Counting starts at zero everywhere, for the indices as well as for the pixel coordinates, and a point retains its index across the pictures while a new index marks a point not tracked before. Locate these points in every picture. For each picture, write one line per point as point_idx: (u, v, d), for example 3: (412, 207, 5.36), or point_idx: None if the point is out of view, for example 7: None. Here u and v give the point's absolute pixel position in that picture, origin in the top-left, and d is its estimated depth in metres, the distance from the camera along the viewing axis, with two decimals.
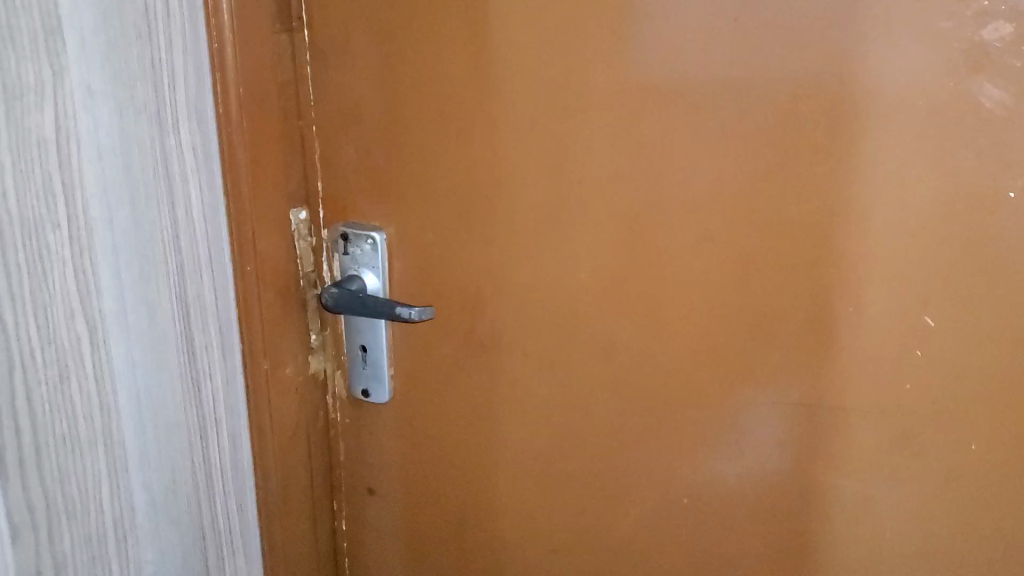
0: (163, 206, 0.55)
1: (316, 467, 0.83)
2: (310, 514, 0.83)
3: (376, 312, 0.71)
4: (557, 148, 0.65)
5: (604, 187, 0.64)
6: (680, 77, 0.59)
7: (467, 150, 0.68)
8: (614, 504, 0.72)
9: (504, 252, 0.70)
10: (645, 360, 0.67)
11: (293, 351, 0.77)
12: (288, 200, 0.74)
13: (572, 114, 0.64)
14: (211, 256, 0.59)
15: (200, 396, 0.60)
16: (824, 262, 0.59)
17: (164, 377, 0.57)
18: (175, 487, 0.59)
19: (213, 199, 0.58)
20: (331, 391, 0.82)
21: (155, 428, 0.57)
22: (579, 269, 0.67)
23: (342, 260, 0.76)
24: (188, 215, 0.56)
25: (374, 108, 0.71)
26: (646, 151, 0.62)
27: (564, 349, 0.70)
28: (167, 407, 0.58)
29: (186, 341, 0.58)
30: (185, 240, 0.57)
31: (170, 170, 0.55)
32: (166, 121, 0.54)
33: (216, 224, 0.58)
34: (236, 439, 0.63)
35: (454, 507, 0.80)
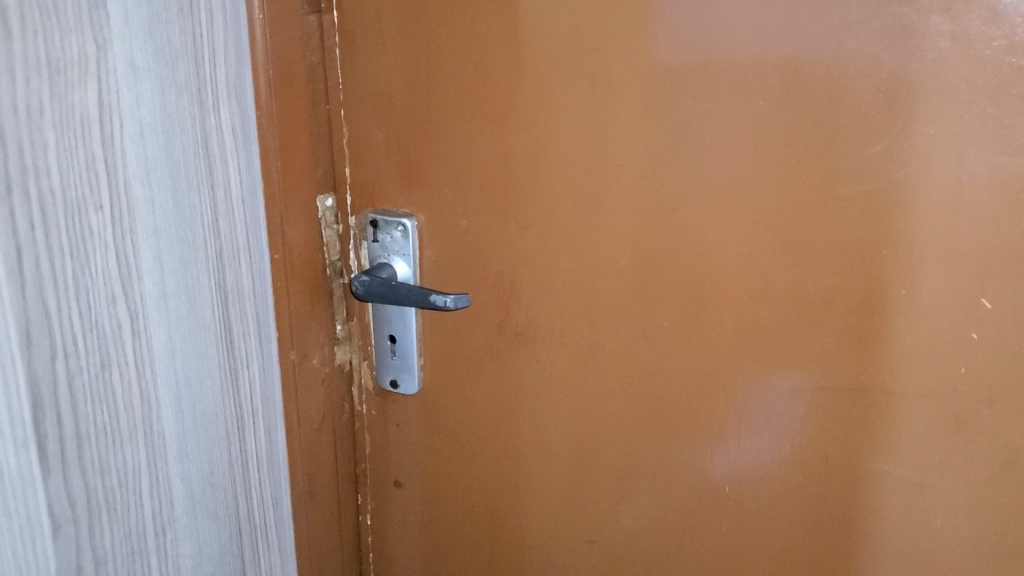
0: (203, 189, 0.53)
1: (342, 461, 0.82)
2: (336, 509, 0.81)
3: (408, 301, 0.70)
4: (595, 131, 0.64)
5: (644, 171, 0.63)
6: (726, 57, 0.58)
7: (502, 135, 0.67)
8: (650, 494, 0.71)
9: (539, 239, 0.68)
10: (685, 348, 0.66)
11: (319, 342, 0.76)
12: (316, 186, 0.73)
13: (612, 97, 0.62)
14: (249, 241, 0.57)
15: (239, 386, 0.59)
16: (877, 246, 0.57)
17: (203, 366, 0.56)
18: (212, 480, 0.58)
19: (252, 182, 0.56)
20: (357, 383, 0.81)
21: (194, 419, 0.56)
22: (617, 255, 0.66)
23: (371, 247, 0.75)
24: (227, 199, 0.55)
25: (404, 93, 0.70)
26: (690, 134, 0.61)
27: (600, 338, 0.69)
28: (205, 397, 0.56)
29: (225, 329, 0.57)
30: (224, 224, 0.55)
31: (211, 152, 0.53)
32: (207, 101, 0.53)
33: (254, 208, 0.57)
34: (273, 431, 0.62)
35: (486, 499, 0.79)
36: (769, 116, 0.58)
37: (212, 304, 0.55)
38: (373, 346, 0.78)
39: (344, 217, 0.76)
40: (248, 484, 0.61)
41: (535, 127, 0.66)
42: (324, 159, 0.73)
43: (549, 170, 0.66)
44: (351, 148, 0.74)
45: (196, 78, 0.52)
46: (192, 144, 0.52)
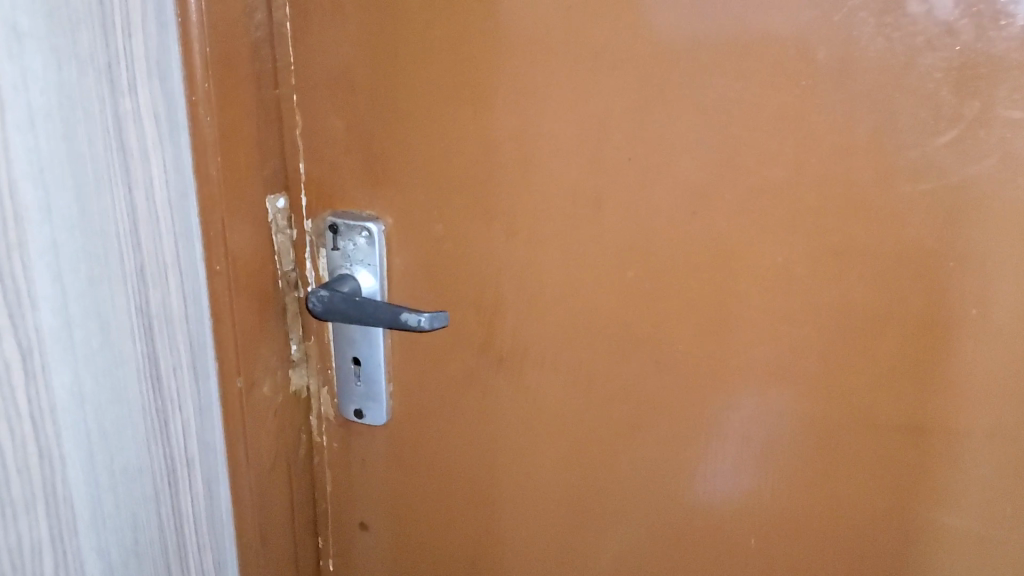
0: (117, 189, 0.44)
1: (299, 501, 0.71)
2: (292, 556, 0.72)
3: (376, 321, 0.59)
4: (596, 120, 0.54)
5: (655, 167, 0.53)
6: (757, 28, 0.48)
7: (483, 125, 0.57)
8: (661, 538, 0.63)
9: (528, 247, 0.58)
10: (701, 372, 0.57)
11: (270, 367, 0.66)
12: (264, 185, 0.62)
13: (617, 79, 0.52)
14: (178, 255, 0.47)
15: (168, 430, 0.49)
16: (940, 258, 0.48)
17: (121, 409, 0.46)
18: (134, 544, 0.48)
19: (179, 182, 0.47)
20: (315, 411, 0.70)
21: (112, 474, 0.46)
22: (621, 266, 0.56)
23: (330, 256, 0.64)
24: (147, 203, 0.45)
25: (367, 75, 0.59)
26: (711, 122, 0.51)
27: (601, 362, 0.59)
28: (126, 446, 0.46)
29: (148, 362, 0.47)
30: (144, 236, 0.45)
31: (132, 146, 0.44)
32: (119, 81, 0.43)
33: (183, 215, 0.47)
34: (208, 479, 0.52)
35: (468, 545, 0.69)
36: (809, 101, 0.48)
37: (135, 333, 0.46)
38: (333, 370, 0.68)
39: (298, 220, 0.65)
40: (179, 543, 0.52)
41: (523, 114, 0.55)
42: (273, 153, 0.63)
43: (539, 165, 0.56)
44: (305, 140, 0.63)
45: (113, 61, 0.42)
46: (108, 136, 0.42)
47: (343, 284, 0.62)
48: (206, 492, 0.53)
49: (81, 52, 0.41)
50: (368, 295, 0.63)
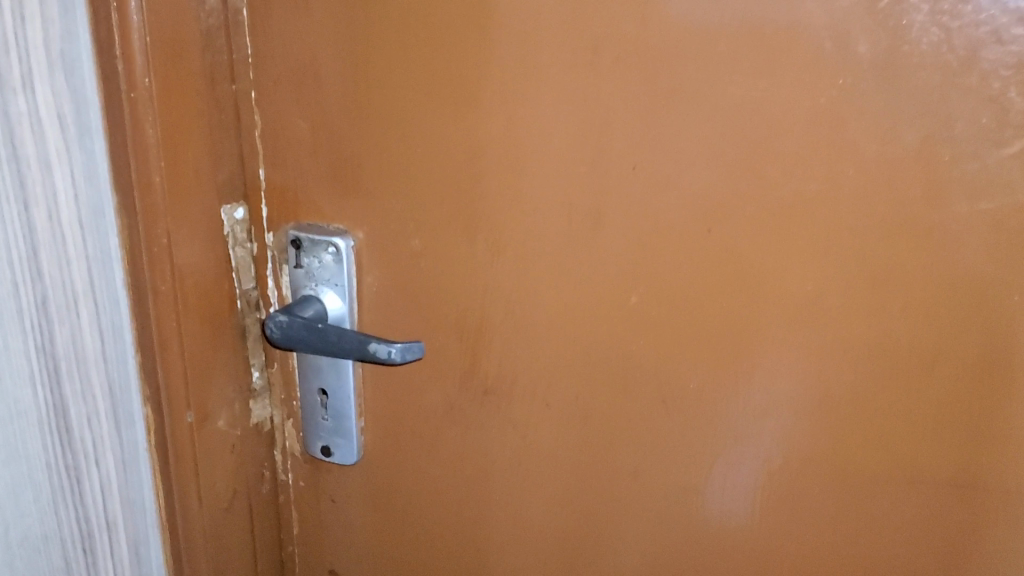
0: (14, 221, 0.45)
1: (263, 544, 0.64)
2: None
3: (341, 350, 0.51)
4: (595, 124, 0.46)
5: (665, 177, 0.46)
6: (791, 15, 0.40)
7: (465, 128, 0.49)
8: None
9: (517, 268, 0.51)
10: (716, 413, 0.49)
11: (226, 397, 0.59)
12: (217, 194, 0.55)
13: (621, 75, 0.44)
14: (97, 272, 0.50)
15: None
16: (1002, 293, 0.41)
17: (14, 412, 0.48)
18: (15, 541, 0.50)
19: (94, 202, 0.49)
20: (280, 445, 0.63)
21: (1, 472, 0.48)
22: (624, 291, 0.49)
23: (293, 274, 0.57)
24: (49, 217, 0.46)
25: (332, 70, 0.51)
26: (732, 126, 0.43)
27: (600, 399, 0.52)
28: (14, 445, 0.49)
29: (50, 370, 0.49)
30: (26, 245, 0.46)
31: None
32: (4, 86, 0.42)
33: (95, 233, 0.49)
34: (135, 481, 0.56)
35: None
36: (848, 104, 0.41)
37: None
38: (297, 401, 0.61)
39: (259, 231, 0.58)
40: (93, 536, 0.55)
41: (511, 116, 0.48)
42: (229, 157, 0.55)
43: (530, 174, 0.49)
44: (266, 141, 0.55)
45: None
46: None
47: (306, 306, 0.54)
48: (133, 491, 0.56)
49: None
50: (335, 318, 0.56)
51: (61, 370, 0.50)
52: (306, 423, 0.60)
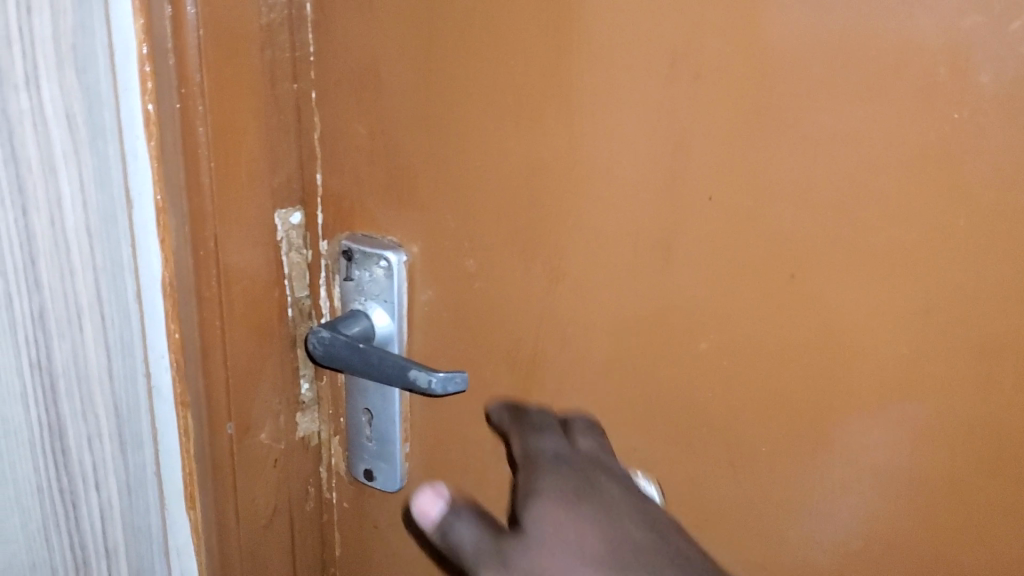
0: (40, 227, 0.40)
1: (304, 563, 0.62)
2: None
3: (382, 375, 0.48)
4: (671, 148, 0.41)
5: (748, 213, 0.40)
6: (914, 38, 0.34)
7: (531, 146, 0.44)
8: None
9: (578, 299, 0.46)
10: (789, 476, 0.44)
11: (272, 409, 0.56)
12: (273, 198, 0.51)
13: (709, 95, 0.39)
14: (76, 271, 0.42)
15: (106, 508, 0.48)
16: None
17: (28, 439, 0.43)
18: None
19: (85, 192, 0.42)
20: (326, 462, 0.60)
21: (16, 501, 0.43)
22: (693, 336, 0.44)
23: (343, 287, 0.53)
24: (52, 215, 0.40)
25: (394, 74, 0.47)
26: (829, 161, 0.38)
27: (660, 448, 0.47)
28: (27, 474, 0.43)
29: (57, 395, 0.43)
30: (48, 254, 0.41)
31: (60, 197, 0.40)
32: (35, 71, 0.38)
33: (78, 230, 0.42)
34: (129, 511, 0.50)
35: None
36: (965, 144, 0.35)
37: (81, 400, 0.44)
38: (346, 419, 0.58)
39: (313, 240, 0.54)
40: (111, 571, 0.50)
41: (582, 135, 0.43)
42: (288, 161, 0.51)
43: (599, 200, 0.44)
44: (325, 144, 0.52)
45: (58, 97, 0.39)
46: (29, 185, 0.39)
47: (352, 323, 0.51)
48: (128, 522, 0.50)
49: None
50: (382, 338, 0.52)
51: (75, 393, 0.44)
52: (350, 443, 0.57)
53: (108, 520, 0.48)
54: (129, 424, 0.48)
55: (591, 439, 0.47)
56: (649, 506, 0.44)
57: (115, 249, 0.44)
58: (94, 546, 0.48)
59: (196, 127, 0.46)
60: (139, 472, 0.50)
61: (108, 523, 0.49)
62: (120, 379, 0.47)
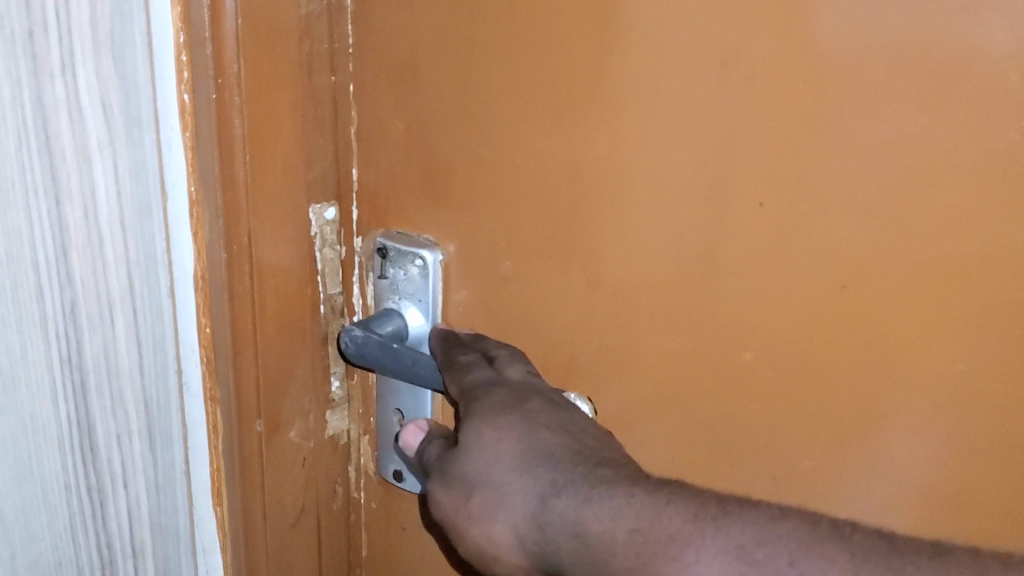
0: (73, 217, 0.39)
1: (331, 564, 0.61)
2: None
3: (414, 376, 0.47)
4: (719, 152, 0.40)
5: (797, 221, 0.39)
6: (983, 42, 0.33)
7: (574, 147, 0.43)
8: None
9: (615, 305, 0.45)
10: (831, 491, 0.43)
11: (302, 408, 0.55)
12: (310, 194, 0.50)
13: (762, 97, 0.38)
14: (110, 266, 0.41)
15: (135, 508, 0.47)
16: None
17: (55, 433, 0.42)
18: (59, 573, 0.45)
19: (119, 184, 0.41)
20: (355, 462, 0.60)
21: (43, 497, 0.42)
22: (736, 346, 0.43)
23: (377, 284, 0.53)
24: (86, 206, 0.40)
25: (435, 70, 0.46)
26: (887, 168, 0.36)
27: (698, 460, 0.46)
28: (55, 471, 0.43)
29: (86, 388, 0.43)
30: (80, 245, 0.40)
31: (94, 187, 0.40)
32: (72, 58, 0.37)
33: (111, 223, 0.41)
34: (156, 512, 0.49)
35: None
36: None
37: (111, 398, 0.44)
38: (376, 420, 0.57)
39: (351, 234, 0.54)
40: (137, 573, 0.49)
41: (626, 136, 0.42)
42: (325, 157, 0.50)
43: (642, 204, 0.42)
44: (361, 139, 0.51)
45: (94, 84, 0.38)
46: (63, 176, 0.38)
47: (386, 323, 0.50)
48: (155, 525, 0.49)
49: (37, 19, 0.36)
50: (416, 338, 0.52)
51: (104, 388, 0.43)
52: (381, 443, 0.58)
53: (135, 521, 0.48)
54: (160, 423, 0.48)
55: (521, 368, 0.46)
56: (582, 420, 0.43)
57: (151, 245, 0.43)
58: (121, 546, 0.47)
59: (234, 121, 0.45)
60: (166, 473, 0.49)
61: (135, 524, 0.48)
62: (149, 376, 0.46)
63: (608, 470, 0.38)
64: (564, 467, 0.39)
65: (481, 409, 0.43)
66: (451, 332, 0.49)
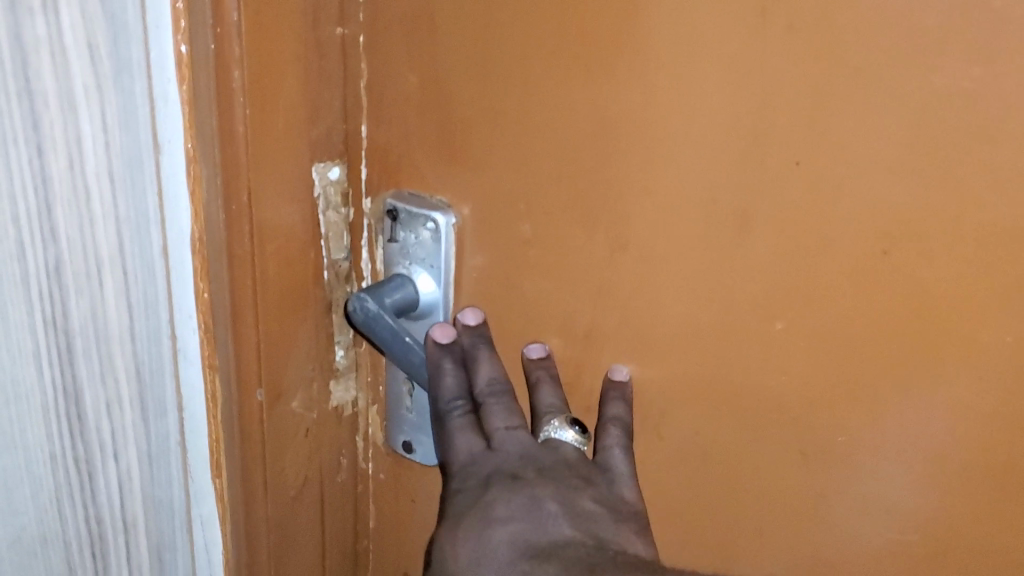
0: (57, 170, 0.37)
1: (337, 537, 0.59)
2: None
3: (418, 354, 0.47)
4: (755, 108, 0.37)
5: (837, 181, 0.36)
6: None
7: (598, 103, 0.40)
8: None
9: (640, 271, 0.43)
10: (865, 467, 0.41)
11: (305, 377, 0.53)
12: (315, 152, 0.48)
13: (802, 49, 0.35)
14: (96, 219, 0.39)
15: (124, 476, 0.46)
16: None
17: (41, 402, 0.40)
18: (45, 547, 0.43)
19: (105, 133, 0.38)
20: (362, 432, 0.58)
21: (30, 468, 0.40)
22: (767, 315, 0.40)
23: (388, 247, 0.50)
24: (71, 156, 0.37)
25: (450, 21, 0.44)
26: (942, 126, 0.34)
27: (724, 432, 0.44)
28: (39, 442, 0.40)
29: (74, 351, 0.40)
30: (65, 199, 0.37)
31: (79, 136, 0.37)
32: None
33: (98, 174, 0.39)
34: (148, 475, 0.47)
35: None
36: None
37: (100, 359, 0.42)
38: (385, 388, 0.55)
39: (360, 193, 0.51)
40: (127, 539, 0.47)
41: (656, 93, 0.39)
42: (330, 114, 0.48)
43: (670, 164, 0.40)
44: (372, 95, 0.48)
45: (79, 23, 0.36)
46: (46, 123, 0.36)
47: (399, 290, 0.48)
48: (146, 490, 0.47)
49: None
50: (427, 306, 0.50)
51: (92, 350, 0.41)
52: (390, 414, 0.56)
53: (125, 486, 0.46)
54: (150, 386, 0.46)
55: (503, 425, 0.45)
56: (544, 493, 0.41)
57: (138, 195, 0.41)
58: (111, 513, 0.45)
59: (233, 73, 0.42)
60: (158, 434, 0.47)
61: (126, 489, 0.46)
62: (138, 336, 0.44)
63: (545, 565, 0.37)
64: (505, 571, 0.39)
65: (447, 518, 0.43)
66: (436, 372, 0.47)
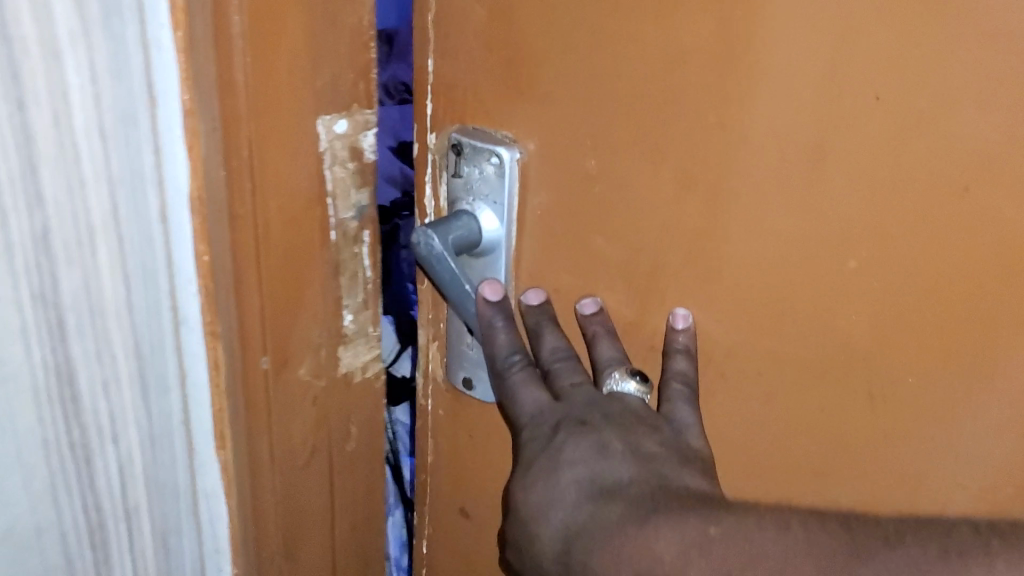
0: (42, 130, 0.34)
1: (357, 499, 0.57)
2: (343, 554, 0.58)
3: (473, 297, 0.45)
4: (836, 36, 0.34)
5: (922, 114, 0.34)
6: None
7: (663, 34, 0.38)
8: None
9: (708, 210, 0.40)
10: (941, 414, 0.40)
11: (313, 341, 0.50)
12: (331, 97, 0.45)
13: None
14: (87, 184, 0.36)
15: (124, 459, 0.43)
16: None
17: (25, 390, 0.36)
18: (35, 545, 0.40)
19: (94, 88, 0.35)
20: (422, 367, 0.55)
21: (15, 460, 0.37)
22: (840, 254, 0.38)
23: (450, 182, 0.47)
24: (55, 116, 0.34)
25: None
26: None
27: (789, 380, 0.42)
28: (28, 431, 0.37)
29: (61, 331, 0.37)
30: (49, 165, 0.34)
31: (65, 88, 0.34)
32: None
33: (87, 134, 0.36)
34: (146, 458, 0.44)
35: None
36: None
37: (95, 334, 0.39)
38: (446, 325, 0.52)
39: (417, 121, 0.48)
40: (128, 526, 0.45)
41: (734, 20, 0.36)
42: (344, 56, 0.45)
43: (751, 96, 0.37)
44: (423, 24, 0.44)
45: None
46: (27, 74, 0.32)
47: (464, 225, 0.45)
48: (144, 474, 0.45)
49: None
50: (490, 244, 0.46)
51: (84, 325, 0.38)
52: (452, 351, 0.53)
53: (125, 468, 0.43)
54: (148, 357, 0.43)
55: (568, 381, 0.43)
56: (611, 435, 0.39)
57: (130, 159, 0.38)
58: (109, 500, 0.43)
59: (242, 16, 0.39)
60: (156, 406, 0.45)
61: (126, 472, 0.44)
62: (133, 308, 0.41)
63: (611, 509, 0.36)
64: (570, 517, 0.37)
65: (517, 471, 0.41)
66: (488, 331, 0.45)
